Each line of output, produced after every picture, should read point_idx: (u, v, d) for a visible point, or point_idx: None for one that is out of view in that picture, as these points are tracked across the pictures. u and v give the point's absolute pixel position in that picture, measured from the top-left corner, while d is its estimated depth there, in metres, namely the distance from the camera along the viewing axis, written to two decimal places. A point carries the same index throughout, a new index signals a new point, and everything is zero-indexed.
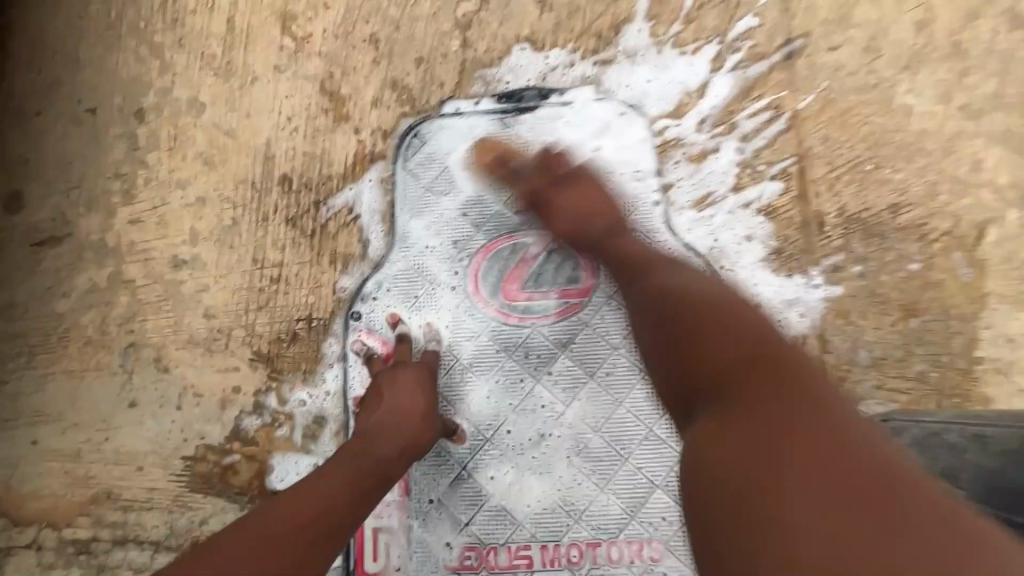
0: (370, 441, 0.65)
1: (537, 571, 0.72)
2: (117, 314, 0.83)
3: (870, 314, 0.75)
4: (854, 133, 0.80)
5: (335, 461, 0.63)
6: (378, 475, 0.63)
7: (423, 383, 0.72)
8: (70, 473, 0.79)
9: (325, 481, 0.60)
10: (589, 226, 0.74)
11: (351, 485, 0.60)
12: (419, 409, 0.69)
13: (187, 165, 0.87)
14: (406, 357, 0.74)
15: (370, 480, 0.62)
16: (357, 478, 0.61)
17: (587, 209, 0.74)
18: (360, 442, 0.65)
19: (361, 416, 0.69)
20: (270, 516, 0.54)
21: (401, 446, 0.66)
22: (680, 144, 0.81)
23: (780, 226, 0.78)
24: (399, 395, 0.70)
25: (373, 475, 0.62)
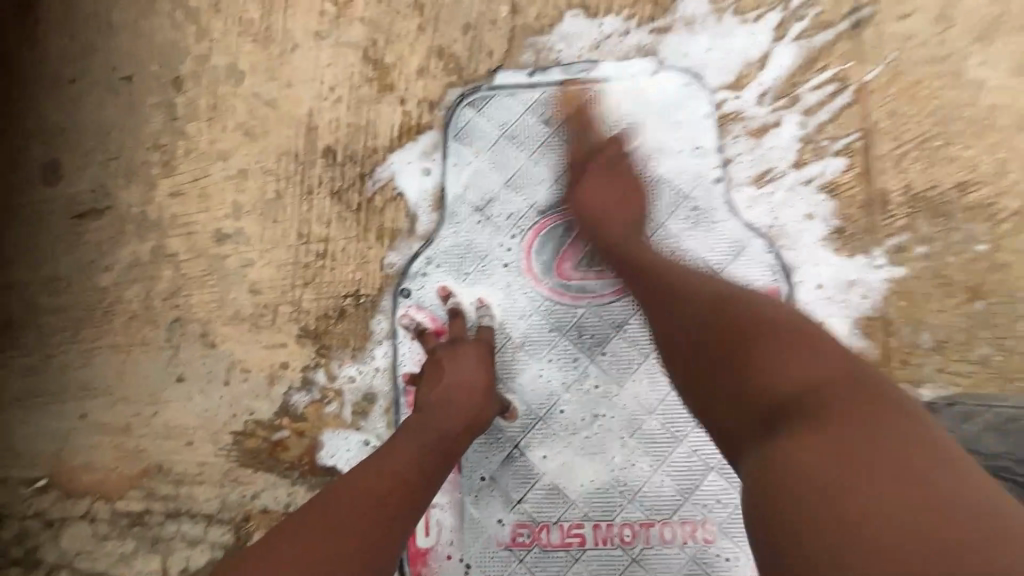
0: (432, 417, 0.63)
1: (589, 550, 0.72)
2: (162, 289, 0.82)
3: (934, 296, 0.73)
4: (922, 108, 0.77)
5: (397, 438, 0.61)
6: (444, 454, 0.62)
7: (483, 359, 0.70)
8: (121, 446, 0.80)
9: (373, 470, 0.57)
10: (612, 217, 0.69)
11: (416, 460, 0.59)
12: (479, 386, 0.67)
13: (227, 136, 0.84)
14: (462, 334, 0.73)
15: (435, 456, 0.61)
16: (422, 453, 0.60)
17: (589, 199, 0.71)
18: (422, 418, 0.64)
19: (418, 393, 0.68)
20: (339, 494, 0.54)
21: (464, 423, 0.64)
22: (740, 118, 0.79)
23: (843, 204, 0.76)
24: (458, 371, 0.68)
25: (439, 451, 0.61)
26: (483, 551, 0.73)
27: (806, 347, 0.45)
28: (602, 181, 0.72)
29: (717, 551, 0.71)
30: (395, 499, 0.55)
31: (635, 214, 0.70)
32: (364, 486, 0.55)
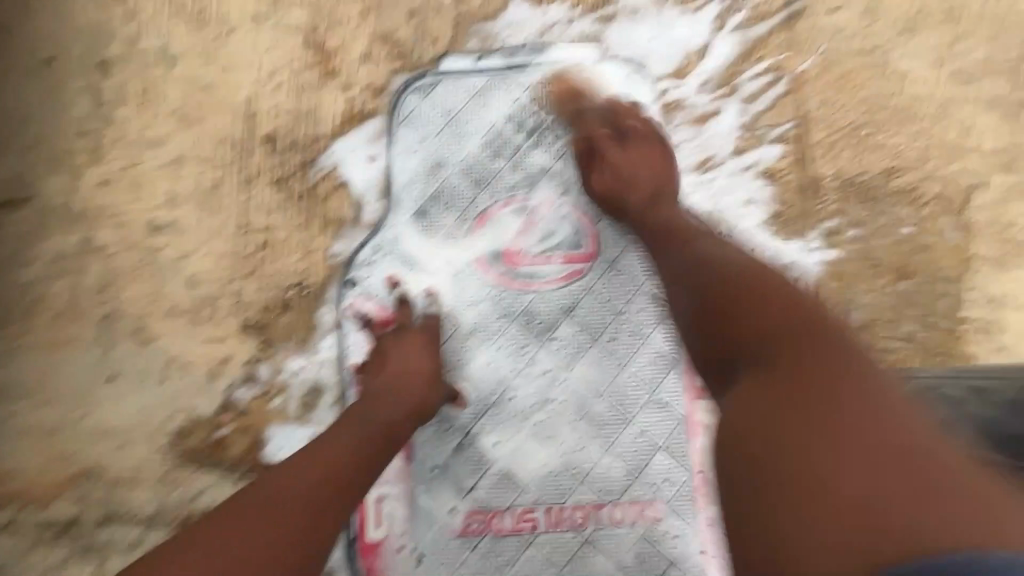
0: (376, 405, 0.62)
1: (541, 534, 0.73)
2: (90, 284, 0.78)
3: (863, 277, 0.77)
4: (851, 98, 0.80)
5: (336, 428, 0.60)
6: (388, 441, 0.61)
7: (429, 346, 0.70)
8: (48, 451, 0.75)
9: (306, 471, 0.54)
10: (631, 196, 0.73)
11: (353, 449, 0.58)
12: (424, 372, 0.66)
13: (159, 122, 0.80)
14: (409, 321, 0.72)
15: (374, 444, 0.59)
16: (360, 442, 0.59)
17: (612, 178, 0.74)
18: (363, 407, 0.62)
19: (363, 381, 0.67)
20: (267, 486, 0.52)
21: (409, 410, 0.63)
22: (682, 106, 0.80)
23: (779, 190, 0.79)
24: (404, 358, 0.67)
25: (378, 439, 0.60)
26: (435, 540, 0.73)
27: (759, 296, 0.52)
28: (627, 156, 0.75)
29: (665, 529, 0.73)
30: (328, 490, 0.53)
31: (660, 181, 0.73)
32: (294, 477, 0.53)
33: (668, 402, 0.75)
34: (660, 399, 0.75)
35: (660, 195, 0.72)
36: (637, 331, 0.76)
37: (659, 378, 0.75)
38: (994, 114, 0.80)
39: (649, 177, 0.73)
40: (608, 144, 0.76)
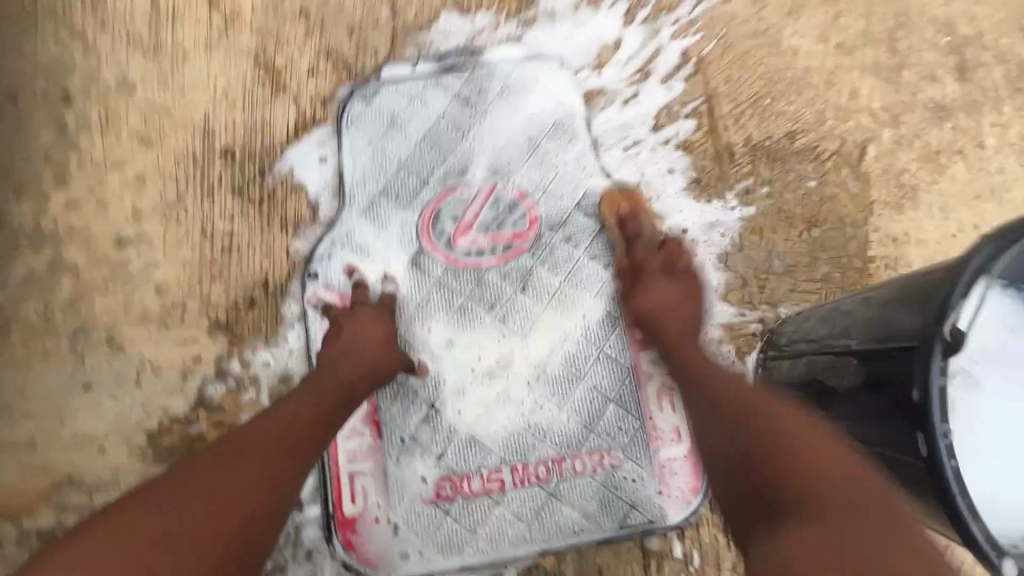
0: (334, 369, 0.69)
1: (509, 491, 0.78)
2: (61, 299, 0.82)
3: (779, 228, 0.85)
4: (751, 73, 0.90)
5: (300, 390, 0.67)
6: (343, 396, 0.68)
7: (383, 317, 0.76)
8: (26, 462, 0.77)
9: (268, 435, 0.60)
10: (665, 320, 0.76)
11: (315, 403, 0.65)
12: (377, 339, 0.73)
13: (122, 145, 0.86)
14: (365, 299, 0.78)
15: (333, 398, 0.67)
16: (321, 397, 0.66)
17: (657, 307, 0.76)
18: (323, 371, 0.69)
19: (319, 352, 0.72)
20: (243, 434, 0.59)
21: (363, 370, 0.70)
22: (604, 93, 0.89)
23: (697, 158, 0.87)
24: (357, 327, 0.74)
25: (336, 395, 0.67)
26: (410, 508, 0.77)
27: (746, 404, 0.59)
28: (663, 285, 0.78)
29: (623, 475, 0.79)
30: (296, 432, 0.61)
31: (692, 317, 0.77)
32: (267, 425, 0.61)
33: (614, 357, 0.82)
34: (606, 356, 0.82)
35: (693, 332, 0.75)
36: (580, 297, 0.84)
37: (604, 336, 0.83)
38: (875, 78, 0.90)
39: (685, 318, 0.76)
40: (653, 269, 0.80)
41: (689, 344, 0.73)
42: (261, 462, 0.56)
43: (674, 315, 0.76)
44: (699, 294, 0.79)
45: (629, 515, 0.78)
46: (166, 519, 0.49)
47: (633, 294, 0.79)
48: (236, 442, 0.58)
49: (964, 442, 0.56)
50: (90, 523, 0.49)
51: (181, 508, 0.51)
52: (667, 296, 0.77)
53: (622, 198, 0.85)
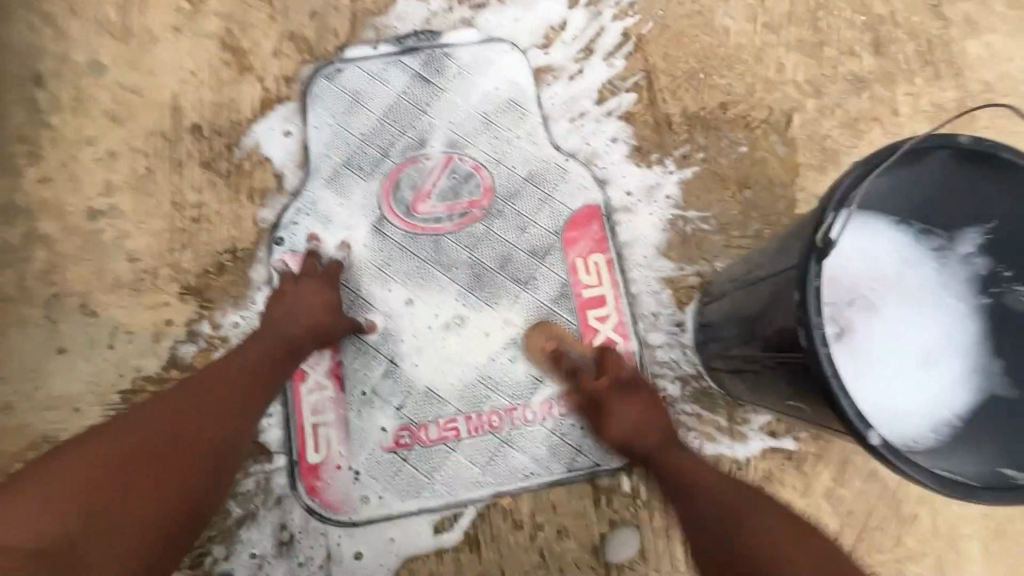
0: (278, 326, 0.75)
1: (464, 439, 0.84)
2: (35, 269, 0.85)
3: (714, 189, 0.92)
4: (687, 51, 0.98)
5: (250, 344, 0.73)
6: (290, 351, 0.74)
7: (324, 288, 0.81)
8: (3, 424, 0.81)
9: (215, 385, 0.66)
10: (644, 439, 0.76)
11: (267, 358, 0.72)
12: (320, 303, 0.79)
13: (93, 123, 0.90)
14: (312, 269, 0.83)
15: (279, 351, 0.73)
16: (270, 351, 0.73)
17: (625, 433, 0.76)
18: (269, 329, 0.75)
19: (266, 312, 0.78)
20: (213, 377, 0.67)
21: (304, 329, 0.76)
22: (551, 70, 0.96)
23: (638, 128, 0.94)
24: (304, 292, 0.79)
25: (281, 348, 0.74)
26: (371, 456, 0.82)
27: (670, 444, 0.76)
28: (623, 406, 0.77)
29: (571, 421, 0.85)
30: (256, 382, 0.69)
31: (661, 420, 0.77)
32: (235, 372, 0.69)
33: (563, 314, 0.88)
34: (555, 313, 0.88)
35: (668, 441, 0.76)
36: (531, 258, 0.90)
37: (554, 295, 0.89)
38: (799, 54, 0.99)
39: (647, 428, 0.76)
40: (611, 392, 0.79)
41: (672, 451, 0.75)
42: (224, 401, 0.65)
43: (635, 425, 0.76)
44: (649, 399, 0.78)
45: (577, 457, 0.83)
46: (136, 448, 0.56)
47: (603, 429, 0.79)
48: (184, 392, 0.64)
49: (859, 372, 0.61)
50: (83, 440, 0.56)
51: (165, 428, 0.59)
52: (647, 411, 0.77)
53: (547, 333, 0.87)
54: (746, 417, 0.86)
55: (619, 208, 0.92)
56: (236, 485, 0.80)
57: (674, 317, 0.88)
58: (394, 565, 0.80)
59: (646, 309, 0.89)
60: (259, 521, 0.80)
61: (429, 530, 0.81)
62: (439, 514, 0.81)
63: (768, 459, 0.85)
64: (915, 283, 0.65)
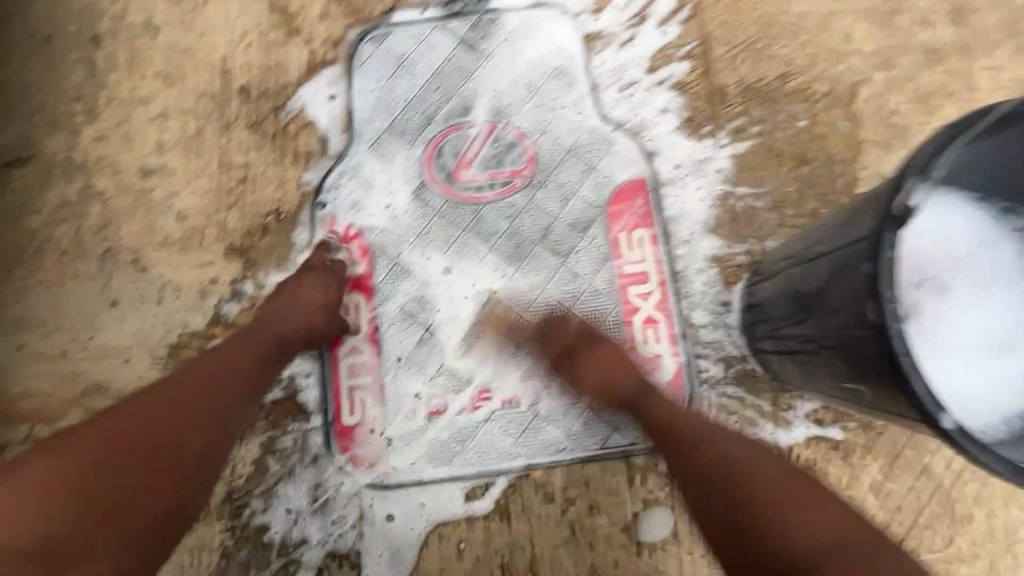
0: (271, 324, 0.74)
1: (498, 410, 0.83)
2: (91, 224, 0.88)
3: (769, 164, 0.88)
4: (746, 18, 0.93)
5: (239, 338, 0.71)
6: (279, 350, 0.73)
7: (323, 282, 0.80)
8: (59, 371, 0.84)
9: (207, 380, 0.64)
10: (617, 393, 0.75)
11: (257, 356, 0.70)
12: (316, 304, 0.78)
13: (146, 83, 0.92)
14: (319, 262, 0.82)
15: (267, 349, 0.71)
16: (258, 348, 0.71)
17: (613, 376, 0.76)
18: (257, 326, 0.73)
19: (263, 306, 0.77)
20: (204, 369, 0.65)
21: (297, 328, 0.75)
22: (602, 36, 0.93)
23: (690, 99, 0.90)
24: (297, 291, 0.78)
25: (269, 347, 0.72)
26: (405, 422, 0.83)
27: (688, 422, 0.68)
28: (602, 355, 0.77)
29: None
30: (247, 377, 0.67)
31: (637, 370, 0.76)
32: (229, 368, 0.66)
33: (603, 289, 0.86)
34: (596, 288, 0.86)
35: (643, 387, 0.74)
36: (572, 231, 0.88)
37: (594, 269, 0.87)
38: (869, 23, 0.92)
39: (629, 373, 0.76)
40: (578, 347, 0.79)
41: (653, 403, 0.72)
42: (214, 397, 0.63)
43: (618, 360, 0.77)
44: (624, 352, 0.78)
45: (611, 436, 0.82)
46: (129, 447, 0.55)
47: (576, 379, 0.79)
48: (173, 385, 0.61)
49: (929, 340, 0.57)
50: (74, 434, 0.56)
51: (153, 424, 0.57)
52: (614, 359, 0.77)
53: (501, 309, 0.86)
54: (791, 403, 0.83)
55: (666, 181, 0.88)
56: (274, 442, 0.82)
57: (720, 296, 0.85)
58: (425, 529, 0.80)
59: (692, 287, 0.85)
60: (296, 478, 0.81)
61: (461, 497, 0.81)
62: (471, 482, 0.81)
63: (813, 447, 0.82)
64: (959, 280, 0.59)
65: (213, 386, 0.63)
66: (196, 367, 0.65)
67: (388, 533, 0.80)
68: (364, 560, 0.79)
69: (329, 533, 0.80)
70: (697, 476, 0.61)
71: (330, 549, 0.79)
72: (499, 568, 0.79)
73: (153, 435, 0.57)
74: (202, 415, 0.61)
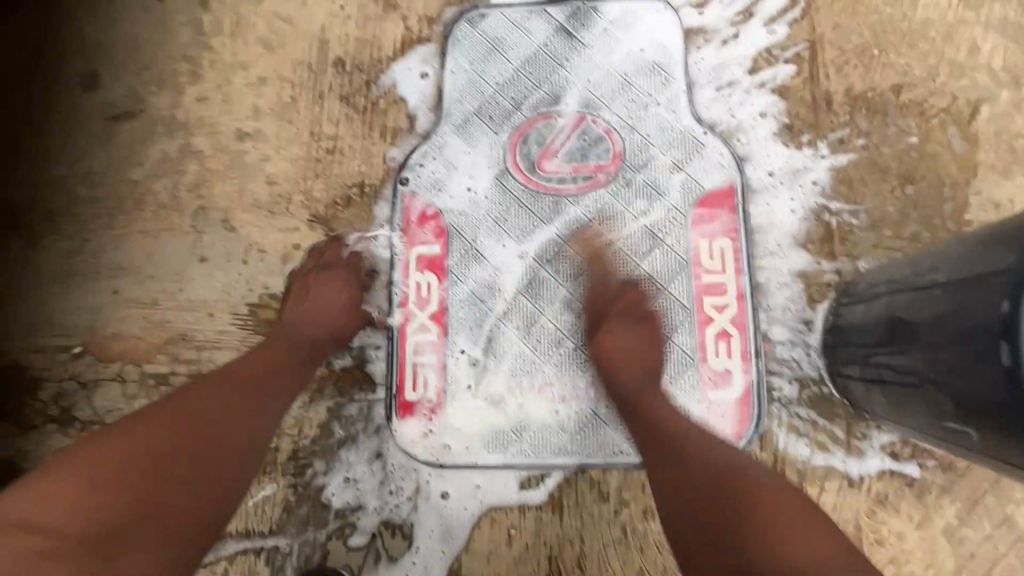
0: (298, 324, 0.76)
1: (559, 405, 0.83)
2: (187, 181, 0.92)
3: (871, 181, 0.83)
4: (862, 22, 0.87)
5: (265, 341, 0.74)
6: (309, 355, 0.75)
7: (348, 283, 0.82)
8: (149, 318, 0.89)
9: (246, 385, 0.66)
10: (625, 381, 0.74)
11: (293, 360, 0.73)
12: (340, 304, 0.79)
13: (248, 49, 0.95)
14: (335, 262, 0.85)
15: (302, 355, 0.74)
16: (292, 352, 0.73)
17: (624, 367, 0.75)
18: (283, 328, 0.76)
19: (286, 307, 0.80)
20: (240, 372, 0.67)
21: (328, 334, 0.77)
22: (704, 31, 0.89)
23: (791, 104, 0.86)
24: (321, 293, 0.80)
25: (304, 355, 0.74)
26: (465, 406, 0.84)
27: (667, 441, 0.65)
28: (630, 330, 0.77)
29: None
30: (281, 382, 0.69)
31: (653, 367, 0.75)
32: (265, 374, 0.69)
33: (679, 295, 0.84)
34: (671, 293, 0.84)
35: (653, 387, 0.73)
36: (651, 233, 0.86)
37: (671, 274, 0.84)
38: (1001, 36, 0.85)
39: (642, 368, 0.74)
40: (613, 313, 0.80)
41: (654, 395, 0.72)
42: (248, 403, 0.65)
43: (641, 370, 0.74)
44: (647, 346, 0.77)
45: None
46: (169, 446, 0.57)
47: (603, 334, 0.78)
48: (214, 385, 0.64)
49: None
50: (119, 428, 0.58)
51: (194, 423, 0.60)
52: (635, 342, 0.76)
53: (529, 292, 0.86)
54: (866, 432, 0.79)
55: (757, 189, 0.85)
56: (341, 408, 0.85)
57: (802, 314, 0.82)
58: (477, 511, 0.81)
59: (772, 302, 0.82)
60: (358, 445, 0.84)
61: (515, 484, 0.82)
62: (527, 472, 0.82)
63: (886, 481, 0.78)
64: None
65: (249, 391, 0.66)
66: (235, 370, 0.67)
67: (441, 510, 0.82)
68: (416, 533, 0.81)
69: (386, 502, 0.82)
70: (685, 493, 0.59)
71: (385, 517, 0.82)
72: (547, 559, 0.79)
73: (185, 438, 0.58)
74: (232, 422, 0.62)
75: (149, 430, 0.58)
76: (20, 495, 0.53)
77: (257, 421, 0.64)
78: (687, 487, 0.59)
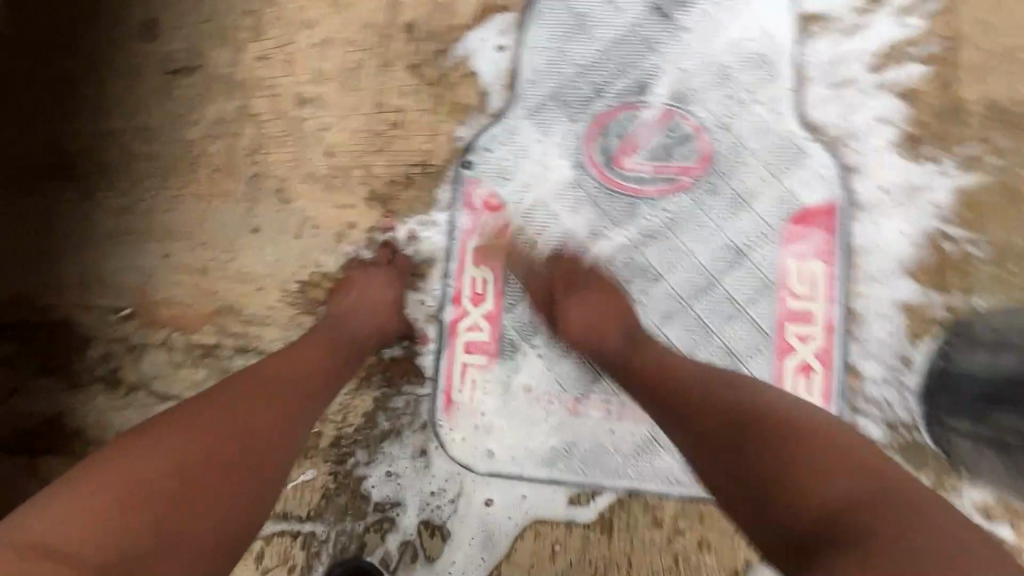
0: (342, 319, 0.73)
1: (613, 422, 0.78)
2: (243, 145, 0.88)
3: (999, 208, 0.73)
4: (1013, 20, 0.75)
5: (310, 333, 0.69)
6: (350, 351, 0.70)
7: (393, 279, 0.79)
8: (198, 286, 0.86)
9: (285, 381, 0.59)
10: (598, 336, 0.70)
11: (333, 356, 0.67)
12: (388, 301, 0.77)
13: (313, 6, 0.88)
14: (383, 259, 0.81)
15: (344, 352, 0.69)
16: (335, 346, 0.69)
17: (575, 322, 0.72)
18: (325, 324, 0.72)
19: (331, 301, 0.76)
20: (280, 367, 0.61)
21: (371, 330, 0.74)
22: (823, 19, 0.78)
23: (917, 111, 0.75)
24: (364, 292, 0.76)
25: (348, 351, 0.70)
26: (514, 414, 0.79)
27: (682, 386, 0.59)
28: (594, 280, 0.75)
29: None
30: (322, 381, 0.63)
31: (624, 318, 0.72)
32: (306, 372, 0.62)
33: (759, 320, 0.76)
34: (750, 317, 0.76)
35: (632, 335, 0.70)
36: (734, 247, 0.78)
37: (753, 295, 0.77)
38: None
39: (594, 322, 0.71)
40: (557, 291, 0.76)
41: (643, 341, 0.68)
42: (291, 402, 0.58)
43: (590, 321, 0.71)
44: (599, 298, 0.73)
45: None
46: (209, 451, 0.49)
47: (567, 293, 0.75)
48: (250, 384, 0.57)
49: None
50: (145, 435, 0.49)
51: (237, 424, 0.52)
52: (597, 301, 0.73)
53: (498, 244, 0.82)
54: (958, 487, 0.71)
55: (865, 206, 0.75)
56: (387, 400, 0.81)
57: (901, 351, 0.73)
58: (521, 522, 0.78)
59: (867, 335, 0.74)
60: (403, 440, 0.80)
61: (562, 500, 0.77)
62: (577, 487, 0.77)
63: None
64: None
65: (290, 388, 0.59)
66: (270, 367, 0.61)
67: (484, 518, 0.78)
68: (456, 537, 0.78)
69: (427, 502, 0.79)
70: (700, 434, 0.54)
71: (425, 517, 0.79)
72: None
73: (227, 442, 0.51)
74: (274, 422, 0.55)
75: (183, 435, 0.50)
76: (34, 513, 0.44)
77: (301, 423, 0.58)
78: (715, 433, 0.53)
